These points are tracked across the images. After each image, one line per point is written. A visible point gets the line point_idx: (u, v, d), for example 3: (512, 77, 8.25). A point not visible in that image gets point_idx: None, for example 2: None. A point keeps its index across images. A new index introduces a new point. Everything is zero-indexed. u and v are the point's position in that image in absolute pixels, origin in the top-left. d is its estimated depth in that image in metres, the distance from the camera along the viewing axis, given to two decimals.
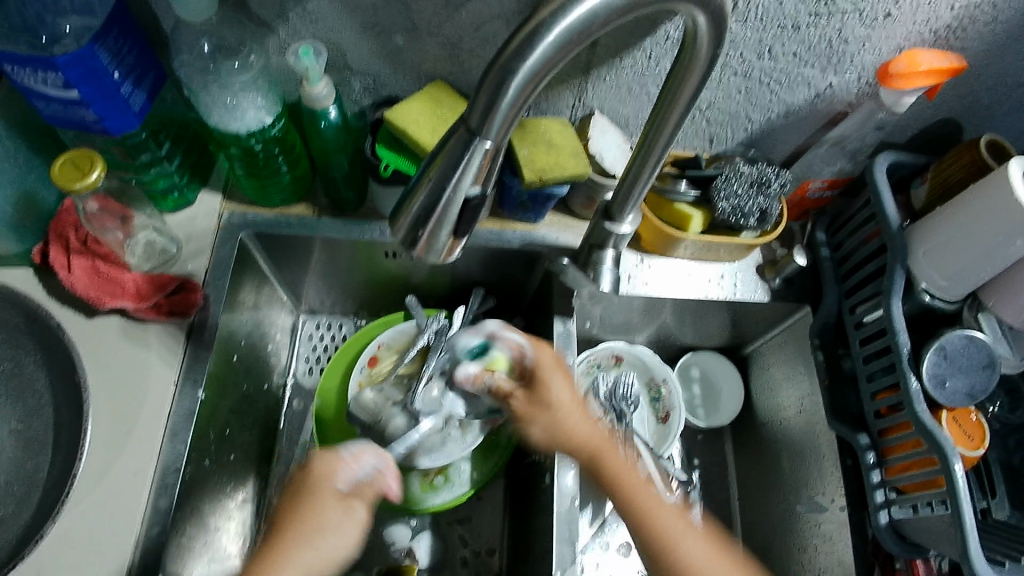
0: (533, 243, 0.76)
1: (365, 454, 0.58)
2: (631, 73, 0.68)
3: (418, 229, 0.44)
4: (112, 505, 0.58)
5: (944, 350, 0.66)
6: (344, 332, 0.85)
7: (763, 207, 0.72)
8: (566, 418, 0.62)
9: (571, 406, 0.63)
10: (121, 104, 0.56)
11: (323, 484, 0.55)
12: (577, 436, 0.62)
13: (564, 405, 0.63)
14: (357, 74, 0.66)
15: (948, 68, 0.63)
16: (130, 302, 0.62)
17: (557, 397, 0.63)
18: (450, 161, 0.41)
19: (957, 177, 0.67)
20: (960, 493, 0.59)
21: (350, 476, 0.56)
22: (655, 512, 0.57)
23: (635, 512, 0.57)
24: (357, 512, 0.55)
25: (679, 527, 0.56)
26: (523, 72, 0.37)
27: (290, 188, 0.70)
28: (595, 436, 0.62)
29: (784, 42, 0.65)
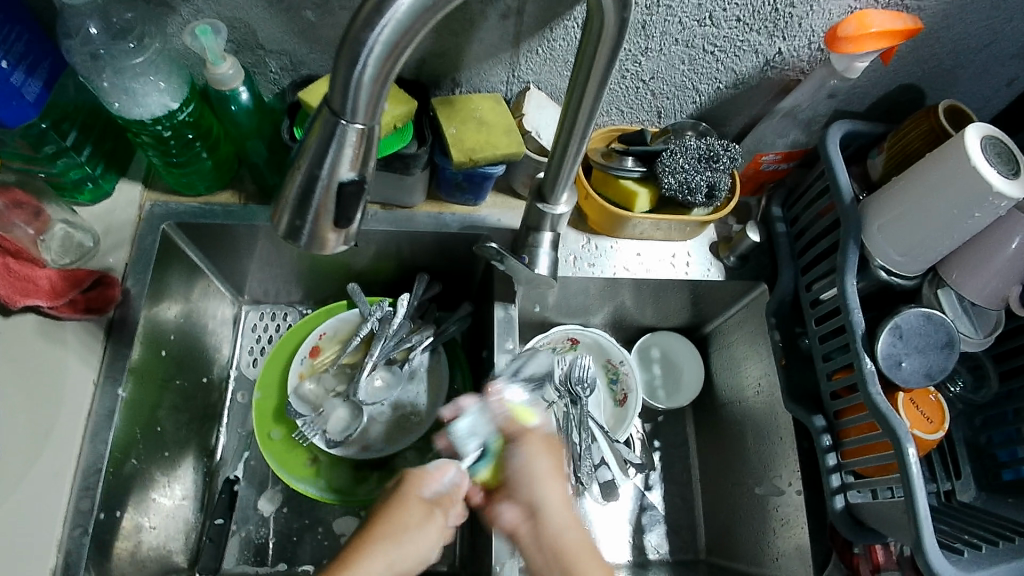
0: (473, 225, 0.72)
1: (448, 468, 0.59)
2: (564, 44, 0.64)
3: (299, 220, 0.41)
4: (30, 511, 0.56)
5: (899, 330, 0.62)
6: (288, 322, 0.83)
7: (711, 182, 0.68)
8: (539, 486, 0.56)
9: (550, 475, 0.57)
10: (11, 93, 0.53)
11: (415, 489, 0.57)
12: (546, 518, 0.55)
13: (539, 475, 0.57)
14: (271, 53, 0.62)
15: (902, 30, 0.59)
16: (44, 301, 0.60)
17: (535, 472, 0.57)
18: (320, 144, 0.37)
19: (916, 144, 0.63)
20: (912, 480, 0.56)
21: (437, 489, 0.58)
22: (591, 550, 0.54)
23: (563, 551, 0.53)
24: (438, 520, 0.56)
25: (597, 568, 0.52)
26: (378, 45, 0.34)
27: (213, 175, 0.67)
28: (564, 519, 0.55)
29: (725, 7, 0.61)
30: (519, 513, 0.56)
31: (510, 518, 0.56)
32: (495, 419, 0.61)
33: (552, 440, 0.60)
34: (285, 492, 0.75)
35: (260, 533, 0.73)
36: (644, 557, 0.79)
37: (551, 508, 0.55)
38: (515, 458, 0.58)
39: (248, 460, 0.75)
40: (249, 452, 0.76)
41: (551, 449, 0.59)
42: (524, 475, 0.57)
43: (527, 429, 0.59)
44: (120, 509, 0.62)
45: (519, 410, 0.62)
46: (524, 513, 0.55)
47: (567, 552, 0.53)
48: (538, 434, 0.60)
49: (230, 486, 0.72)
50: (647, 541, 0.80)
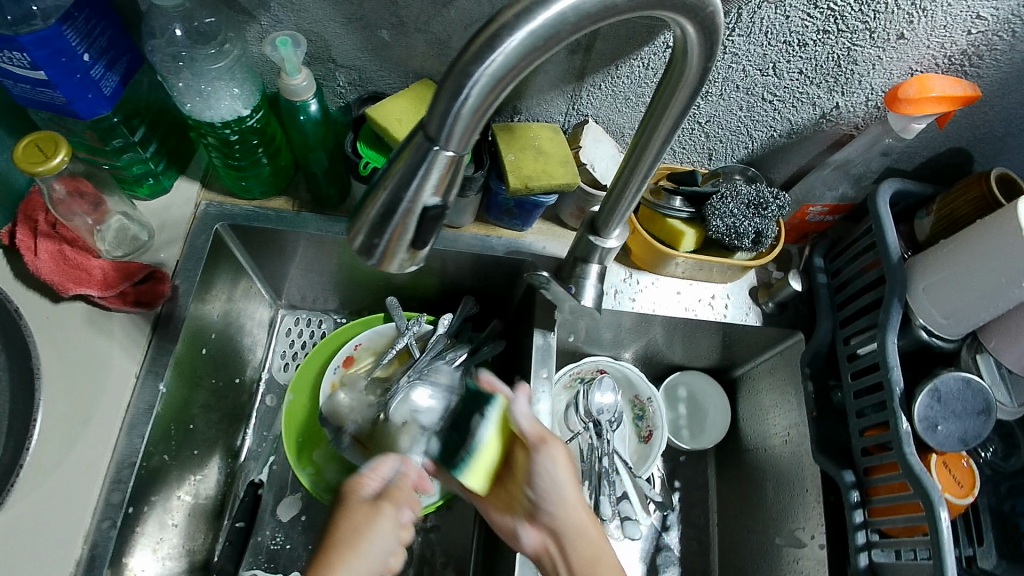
0: (518, 251, 0.73)
1: (385, 465, 0.61)
2: (627, 82, 0.65)
3: (376, 238, 0.41)
4: (60, 499, 0.56)
5: (937, 393, 0.62)
6: (323, 329, 0.83)
7: (759, 229, 0.69)
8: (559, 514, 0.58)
9: (571, 487, 0.59)
10: (90, 86, 0.54)
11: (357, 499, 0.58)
12: (574, 537, 0.58)
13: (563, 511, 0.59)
14: (341, 68, 0.64)
15: (961, 95, 0.60)
16: (95, 290, 0.60)
17: (566, 499, 0.59)
18: (407, 169, 0.38)
19: (964, 210, 0.64)
20: (943, 544, 0.56)
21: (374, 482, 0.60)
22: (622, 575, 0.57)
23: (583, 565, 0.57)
24: (389, 512, 0.57)
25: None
26: (484, 78, 0.34)
27: (269, 180, 0.69)
28: (588, 532, 0.58)
29: (789, 58, 0.62)
30: (543, 537, 0.59)
31: (532, 538, 0.60)
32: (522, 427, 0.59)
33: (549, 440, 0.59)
34: (306, 499, 0.75)
35: (275, 539, 0.72)
36: None
37: (574, 526, 0.58)
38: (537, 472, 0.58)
39: (273, 464, 0.76)
40: (274, 457, 0.76)
41: (568, 459, 0.60)
42: (546, 504, 0.59)
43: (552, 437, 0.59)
44: (146, 505, 0.62)
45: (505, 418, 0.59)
46: (547, 532, 0.59)
47: (592, 549, 0.57)
48: (535, 439, 0.58)
49: (254, 489, 0.72)
50: None
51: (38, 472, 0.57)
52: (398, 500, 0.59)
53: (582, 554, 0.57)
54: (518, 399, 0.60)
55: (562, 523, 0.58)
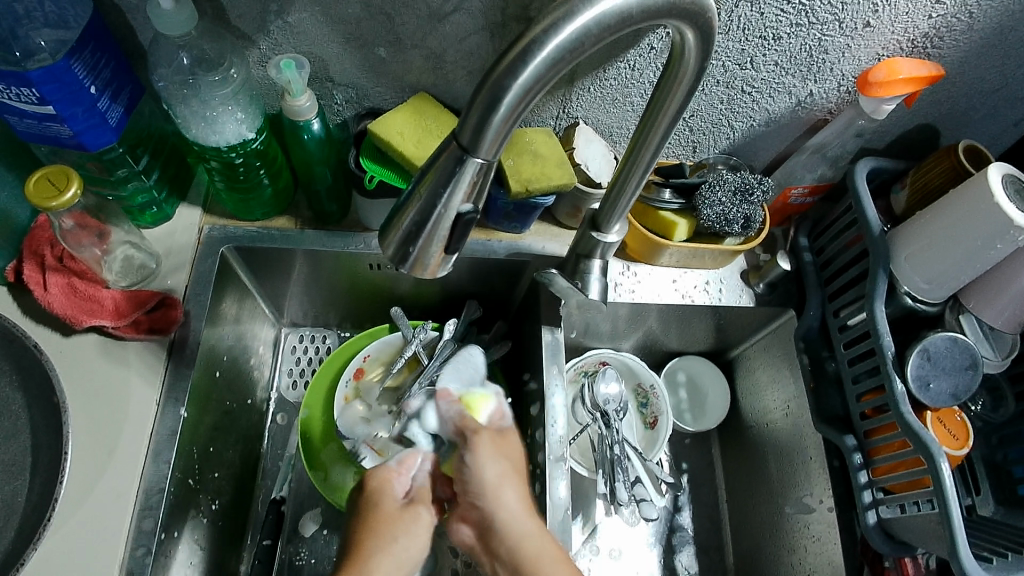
0: (519, 252, 0.75)
1: (412, 460, 0.61)
2: (615, 83, 0.68)
3: (409, 246, 0.43)
4: (92, 532, 0.56)
5: (927, 353, 0.66)
6: (327, 344, 0.84)
7: (747, 214, 0.72)
8: (491, 502, 0.55)
9: (501, 476, 0.57)
10: (96, 118, 0.55)
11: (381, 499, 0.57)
12: (507, 529, 0.54)
13: (489, 486, 0.56)
14: (339, 86, 0.65)
15: (926, 76, 0.64)
16: (109, 321, 0.61)
17: (488, 482, 0.56)
18: (440, 178, 0.40)
19: (937, 181, 0.68)
20: (946, 493, 0.59)
21: (404, 484, 0.60)
22: (559, 556, 0.53)
23: (520, 553, 0.53)
24: (425, 516, 0.56)
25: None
26: (516, 88, 0.36)
27: (271, 201, 0.69)
28: (519, 522, 0.55)
29: (766, 52, 0.66)
30: (472, 530, 0.57)
31: (464, 536, 0.58)
32: (445, 422, 0.62)
33: (502, 432, 0.61)
34: (326, 513, 0.75)
35: (301, 554, 0.73)
36: None
37: (507, 514, 0.55)
38: (465, 464, 0.57)
39: (292, 481, 0.76)
40: (292, 474, 0.76)
41: (500, 446, 0.59)
42: (477, 482, 0.56)
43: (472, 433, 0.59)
44: (178, 531, 0.61)
45: (467, 397, 0.64)
46: (479, 526, 0.56)
47: (518, 537, 0.54)
48: (487, 423, 0.62)
49: (276, 507, 0.73)
50: (677, 560, 0.82)
51: (67, 505, 0.56)
52: (429, 503, 0.58)
53: (511, 543, 0.54)
54: (498, 403, 0.64)
55: (493, 508, 0.55)
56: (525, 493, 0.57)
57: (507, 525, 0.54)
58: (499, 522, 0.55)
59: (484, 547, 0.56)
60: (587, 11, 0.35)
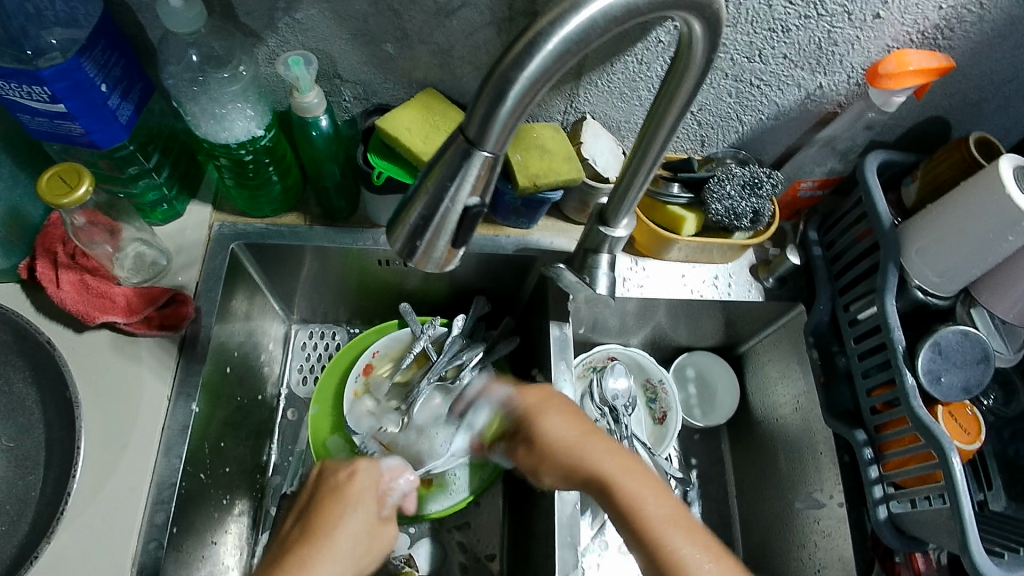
0: (527, 248, 0.75)
1: (400, 472, 0.65)
2: (622, 78, 0.68)
3: (416, 240, 0.43)
4: (106, 525, 0.57)
5: (938, 346, 0.65)
6: (337, 341, 0.84)
7: (756, 209, 0.72)
8: (567, 450, 0.57)
9: (570, 423, 0.59)
10: (107, 116, 0.55)
11: (335, 486, 0.59)
12: (594, 466, 0.55)
13: (573, 443, 0.57)
14: (347, 83, 0.66)
15: (936, 68, 0.64)
16: (120, 317, 0.61)
17: (564, 439, 0.58)
18: (447, 171, 0.40)
19: (948, 174, 0.68)
20: (957, 487, 0.59)
21: (388, 486, 0.63)
22: (628, 466, 0.54)
23: (609, 480, 0.54)
24: (387, 531, 0.58)
25: (684, 537, 0.50)
26: (522, 81, 0.36)
27: (280, 198, 0.70)
28: (609, 464, 0.55)
29: (774, 45, 0.65)
30: (562, 474, 0.58)
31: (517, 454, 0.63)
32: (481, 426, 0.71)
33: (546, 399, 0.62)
34: None
35: None
36: None
37: (562, 437, 0.58)
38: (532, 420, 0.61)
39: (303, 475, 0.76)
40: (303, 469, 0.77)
41: (573, 417, 0.60)
42: (552, 441, 0.58)
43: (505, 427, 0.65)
44: (190, 526, 0.62)
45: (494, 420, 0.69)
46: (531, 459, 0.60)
47: (574, 446, 0.57)
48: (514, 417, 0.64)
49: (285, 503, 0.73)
50: None
51: (80, 499, 0.57)
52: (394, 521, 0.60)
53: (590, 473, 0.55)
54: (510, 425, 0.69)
55: (569, 459, 0.57)
56: (611, 445, 0.57)
57: (596, 462, 0.55)
58: (595, 464, 0.55)
59: (534, 458, 0.60)
60: (593, 3, 0.36)
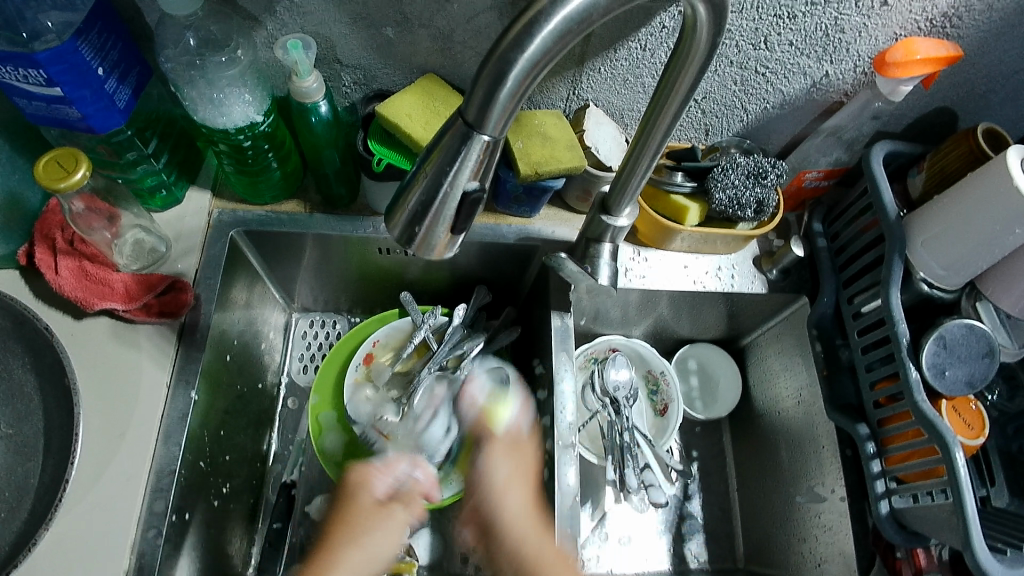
0: (529, 237, 0.75)
1: (396, 465, 0.66)
2: (625, 64, 0.67)
3: (415, 226, 0.43)
4: (103, 513, 0.56)
5: (943, 340, 0.65)
6: (338, 329, 0.84)
7: (761, 198, 0.71)
8: (495, 498, 0.61)
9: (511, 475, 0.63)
10: (104, 100, 0.54)
11: (353, 506, 0.60)
12: (507, 526, 0.59)
13: (500, 487, 0.62)
14: (346, 68, 0.65)
15: (946, 56, 0.62)
16: (119, 304, 0.61)
17: (497, 483, 0.62)
18: (447, 156, 0.39)
19: (955, 165, 0.67)
20: (960, 482, 0.58)
21: (387, 480, 0.64)
22: (553, 556, 0.57)
23: (518, 553, 0.58)
24: (399, 513, 0.61)
25: None
26: (521, 63, 0.36)
27: (280, 185, 0.69)
28: (517, 521, 0.60)
29: (780, 31, 0.64)
30: (476, 528, 0.63)
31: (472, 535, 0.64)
32: (466, 419, 0.70)
33: (517, 441, 0.66)
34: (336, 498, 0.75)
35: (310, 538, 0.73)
36: (685, 564, 0.81)
37: (509, 515, 0.60)
38: (478, 466, 0.65)
39: (301, 464, 0.76)
40: (302, 458, 0.76)
41: (518, 453, 0.65)
42: (489, 481, 0.63)
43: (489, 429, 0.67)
44: (188, 513, 0.62)
45: (491, 406, 0.69)
46: (485, 524, 0.61)
47: (526, 540, 0.58)
48: (503, 436, 0.66)
49: (286, 490, 0.73)
50: (687, 548, 0.82)
51: (79, 486, 0.57)
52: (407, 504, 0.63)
53: (529, 562, 0.57)
54: (521, 405, 0.69)
55: (497, 507, 0.61)
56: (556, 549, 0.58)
57: (507, 522, 0.60)
58: (503, 520, 0.60)
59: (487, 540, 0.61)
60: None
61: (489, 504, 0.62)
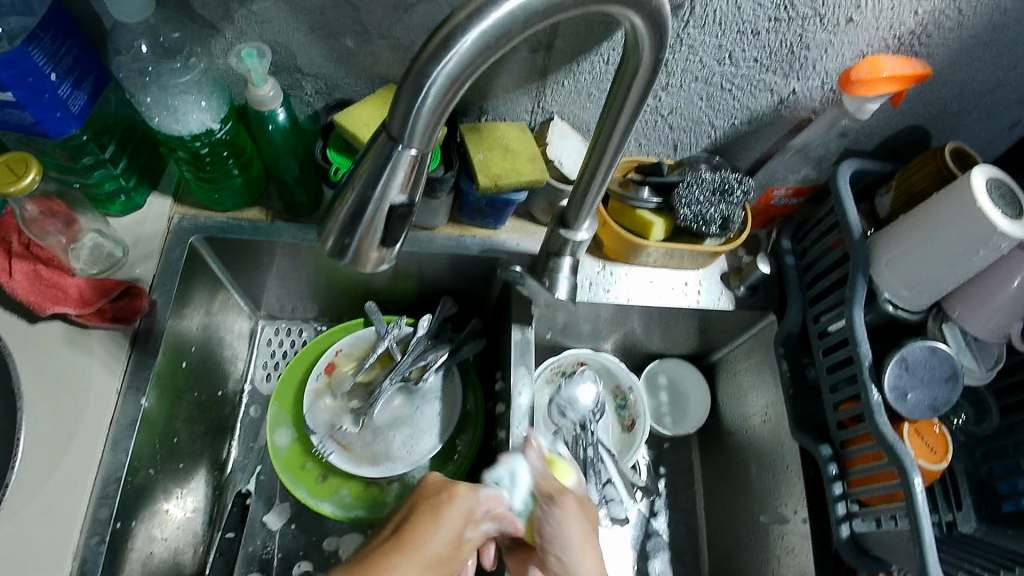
0: (493, 249, 0.74)
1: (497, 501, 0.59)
2: (589, 78, 0.66)
3: (345, 240, 0.42)
4: (43, 519, 0.56)
5: (905, 362, 0.64)
6: (304, 337, 0.84)
7: (725, 215, 0.71)
8: (567, 557, 0.57)
9: (584, 539, 0.58)
10: (57, 105, 0.54)
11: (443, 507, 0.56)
12: None
13: (570, 544, 0.57)
14: (308, 77, 0.65)
15: (912, 74, 0.62)
16: (72, 309, 0.61)
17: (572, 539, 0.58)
18: (373, 168, 0.39)
19: (922, 183, 0.66)
20: (917, 507, 0.57)
21: (484, 515, 0.58)
22: None
23: None
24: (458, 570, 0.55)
25: None
26: (441, 77, 0.35)
27: (242, 192, 0.69)
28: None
29: (744, 48, 0.64)
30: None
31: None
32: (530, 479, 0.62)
33: (584, 504, 0.62)
34: (295, 507, 0.75)
35: (267, 547, 0.72)
36: None
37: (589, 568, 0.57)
38: (550, 521, 0.59)
39: (260, 474, 0.76)
40: (261, 466, 0.76)
41: (585, 511, 0.61)
42: (555, 541, 0.58)
43: (560, 491, 0.61)
44: (135, 520, 0.61)
45: (552, 462, 0.67)
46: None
47: None
48: (571, 496, 0.61)
49: (242, 500, 0.72)
50: (651, 567, 0.80)
51: (20, 492, 0.56)
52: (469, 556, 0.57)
53: None
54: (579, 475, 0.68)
55: (570, 562, 0.57)
56: None
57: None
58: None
59: None
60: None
61: (570, 532, 0.58)
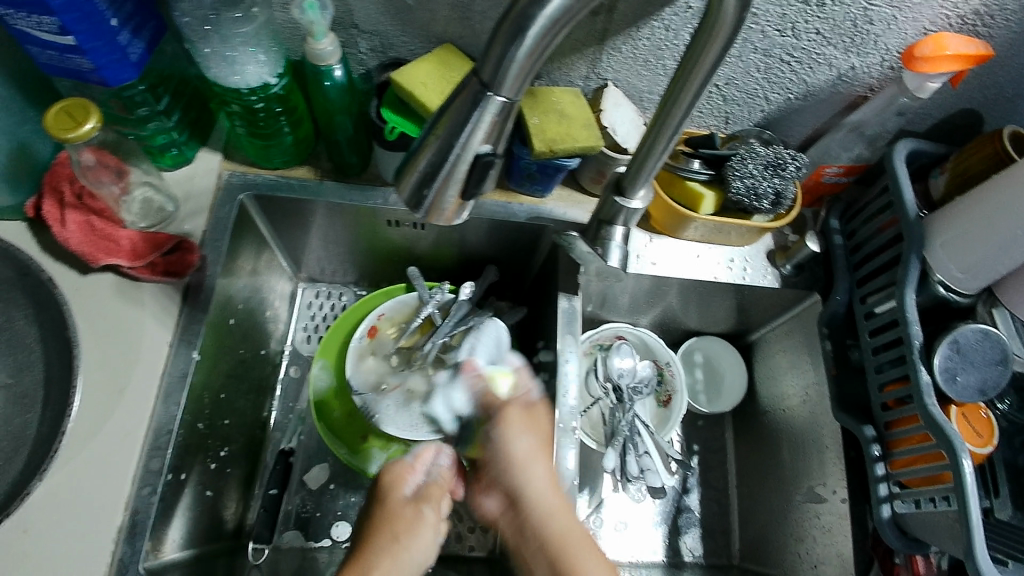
0: (540, 217, 0.73)
1: (428, 455, 0.58)
2: (648, 44, 0.65)
3: (423, 190, 0.41)
4: (99, 467, 0.56)
5: (956, 344, 0.63)
6: (343, 302, 0.84)
7: (778, 189, 0.69)
8: (519, 472, 0.52)
9: (531, 451, 0.53)
10: (116, 53, 0.54)
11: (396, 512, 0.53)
12: (534, 502, 0.50)
13: (519, 461, 0.52)
14: (363, 34, 0.65)
15: (975, 54, 0.61)
16: (125, 260, 0.60)
17: (518, 456, 0.53)
18: (459, 115, 0.38)
19: (977, 167, 0.66)
20: (966, 489, 0.56)
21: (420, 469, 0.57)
22: (584, 537, 0.49)
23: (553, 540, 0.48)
24: (429, 515, 0.53)
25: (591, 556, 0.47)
26: (542, 20, 0.34)
27: (291, 150, 0.69)
28: (549, 499, 0.51)
29: (808, 19, 0.62)
30: (501, 501, 0.52)
31: (493, 507, 0.53)
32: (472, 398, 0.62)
33: (531, 408, 0.57)
34: (333, 469, 0.75)
35: (306, 507, 0.73)
36: (679, 557, 0.80)
37: (536, 488, 0.51)
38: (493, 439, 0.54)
39: (301, 435, 0.76)
40: (301, 428, 0.76)
41: (534, 420, 0.56)
42: (503, 456, 0.53)
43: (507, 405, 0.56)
44: (184, 473, 0.61)
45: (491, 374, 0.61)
46: (506, 503, 0.52)
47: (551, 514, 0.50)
48: (515, 410, 0.56)
49: (284, 458, 0.73)
50: (682, 542, 0.81)
51: (74, 440, 0.57)
52: (437, 503, 0.55)
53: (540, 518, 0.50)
54: (518, 376, 0.61)
55: (524, 479, 0.52)
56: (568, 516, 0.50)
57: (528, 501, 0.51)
58: (527, 492, 0.51)
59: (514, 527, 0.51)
60: None
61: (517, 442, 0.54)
